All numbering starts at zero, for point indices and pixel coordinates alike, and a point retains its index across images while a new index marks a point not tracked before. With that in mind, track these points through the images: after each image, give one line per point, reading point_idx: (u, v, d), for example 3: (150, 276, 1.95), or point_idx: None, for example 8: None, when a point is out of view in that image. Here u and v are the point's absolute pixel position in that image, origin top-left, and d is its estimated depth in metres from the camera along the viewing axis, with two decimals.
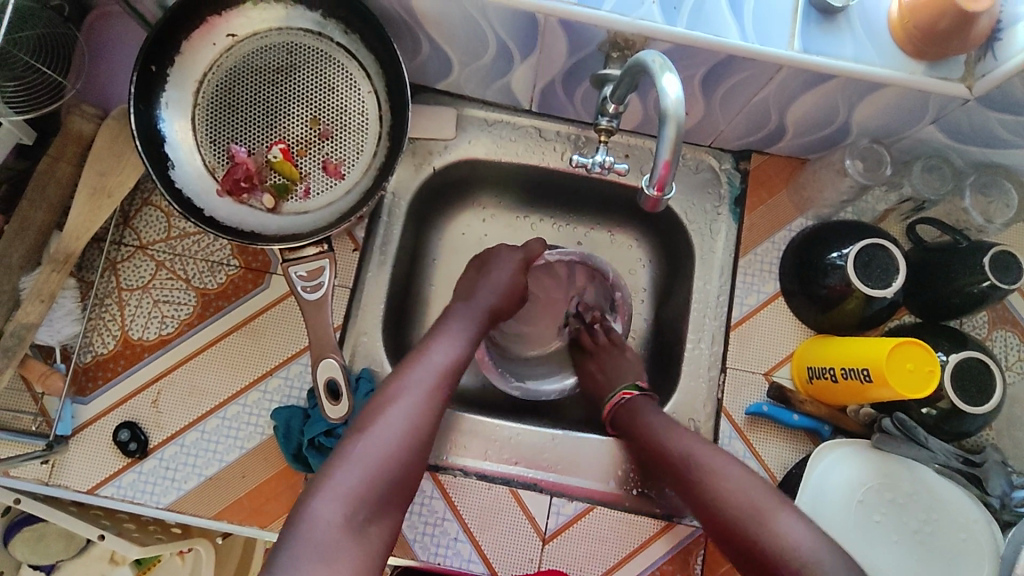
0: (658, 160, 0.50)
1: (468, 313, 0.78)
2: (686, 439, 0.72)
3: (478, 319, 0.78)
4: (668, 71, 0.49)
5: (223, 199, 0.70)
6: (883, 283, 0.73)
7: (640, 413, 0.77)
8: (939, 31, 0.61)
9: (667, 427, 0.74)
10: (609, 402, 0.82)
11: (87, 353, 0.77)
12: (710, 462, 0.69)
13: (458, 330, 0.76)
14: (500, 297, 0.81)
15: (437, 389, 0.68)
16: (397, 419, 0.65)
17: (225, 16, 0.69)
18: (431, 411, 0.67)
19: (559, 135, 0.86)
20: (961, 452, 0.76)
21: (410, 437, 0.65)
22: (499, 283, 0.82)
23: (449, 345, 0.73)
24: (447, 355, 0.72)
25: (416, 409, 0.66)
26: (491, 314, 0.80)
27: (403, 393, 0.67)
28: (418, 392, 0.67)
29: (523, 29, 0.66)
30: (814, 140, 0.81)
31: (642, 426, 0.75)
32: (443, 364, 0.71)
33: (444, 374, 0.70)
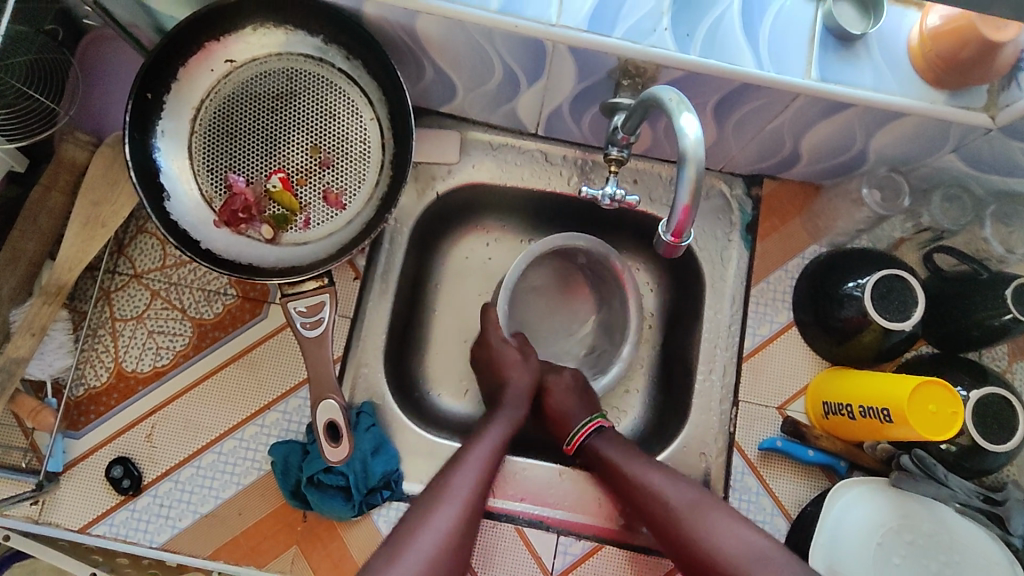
0: (677, 204, 0.48)
1: (511, 410, 0.77)
2: (669, 483, 0.69)
3: (509, 407, 0.78)
4: (686, 110, 0.47)
5: (220, 231, 0.68)
6: (902, 315, 0.71)
7: (613, 450, 0.74)
8: (962, 60, 0.58)
9: (644, 467, 0.71)
10: (572, 438, 0.78)
11: (79, 386, 0.75)
12: (699, 508, 0.66)
13: (496, 428, 0.74)
14: (530, 374, 0.80)
15: (476, 492, 0.66)
16: (438, 526, 0.62)
17: (222, 42, 0.66)
18: (470, 518, 0.65)
19: (565, 160, 0.83)
20: (983, 489, 0.74)
21: (451, 544, 0.62)
22: (524, 361, 0.81)
23: (487, 445, 0.72)
24: (485, 457, 0.70)
25: (455, 516, 0.64)
26: (525, 397, 0.79)
27: (443, 499, 0.65)
28: (457, 497, 0.65)
29: (530, 55, 0.64)
30: (829, 167, 0.79)
31: (617, 464, 0.72)
32: (481, 467, 0.69)
33: (484, 480, 0.68)
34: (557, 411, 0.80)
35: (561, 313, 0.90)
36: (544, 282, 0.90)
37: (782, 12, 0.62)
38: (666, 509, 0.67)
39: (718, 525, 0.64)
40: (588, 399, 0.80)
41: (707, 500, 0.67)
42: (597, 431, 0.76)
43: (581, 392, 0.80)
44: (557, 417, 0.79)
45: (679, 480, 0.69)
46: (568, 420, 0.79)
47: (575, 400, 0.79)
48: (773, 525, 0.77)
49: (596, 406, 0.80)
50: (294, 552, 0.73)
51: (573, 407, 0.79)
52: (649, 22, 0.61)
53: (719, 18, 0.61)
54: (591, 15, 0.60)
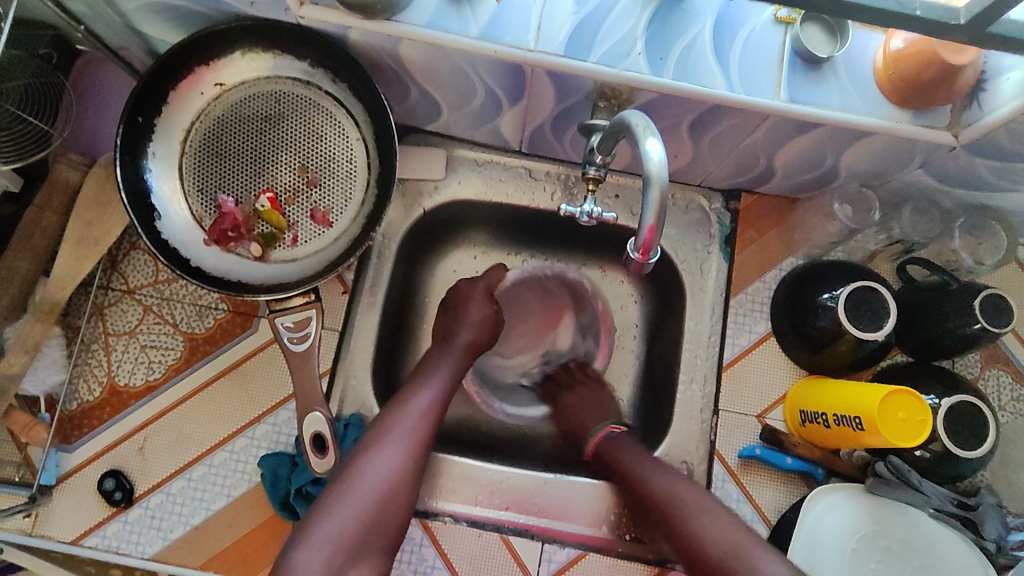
0: (643, 224, 0.51)
1: (451, 354, 0.78)
2: (670, 481, 0.70)
3: (463, 354, 0.79)
4: (652, 134, 0.49)
5: (210, 249, 0.70)
6: (874, 326, 0.73)
7: (623, 453, 0.76)
8: (924, 81, 0.61)
9: (649, 466, 0.72)
10: (591, 441, 0.80)
11: (72, 401, 0.77)
12: (691, 504, 0.67)
13: (441, 372, 0.76)
14: (490, 332, 0.82)
15: (422, 435, 0.69)
16: (384, 466, 0.65)
17: (212, 66, 0.68)
18: (415, 458, 0.68)
19: (549, 175, 0.86)
20: (956, 494, 0.75)
21: (395, 485, 0.65)
22: (491, 323, 0.82)
23: (431, 388, 0.73)
24: (429, 398, 0.72)
25: (400, 457, 0.67)
26: (481, 348, 0.81)
27: (388, 439, 0.67)
28: (400, 439, 0.68)
29: (510, 77, 0.66)
30: (803, 182, 0.81)
31: (625, 464, 0.74)
32: (427, 411, 0.71)
33: (428, 423, 0.70)
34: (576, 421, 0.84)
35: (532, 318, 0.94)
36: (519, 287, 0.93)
37: (753, 34, 0.65)
38: (666, 504, 0.68)
39: (710, 520, 0.65)
40: (604, 409, 0.84)
41: (703, 496, 0.68)
42: (611, 436, 0.79)
43: (599, 404, 0.84)
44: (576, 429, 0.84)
45: (678, 477, 0.71)
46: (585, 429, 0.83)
47: (593, 412, 0.83)
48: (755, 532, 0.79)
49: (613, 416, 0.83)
50: None
51: (592, 418, 0.83)
52: (623, 47, 0.63)
53: (692, 41, 0.64)
54: (568, 40, 0.63)
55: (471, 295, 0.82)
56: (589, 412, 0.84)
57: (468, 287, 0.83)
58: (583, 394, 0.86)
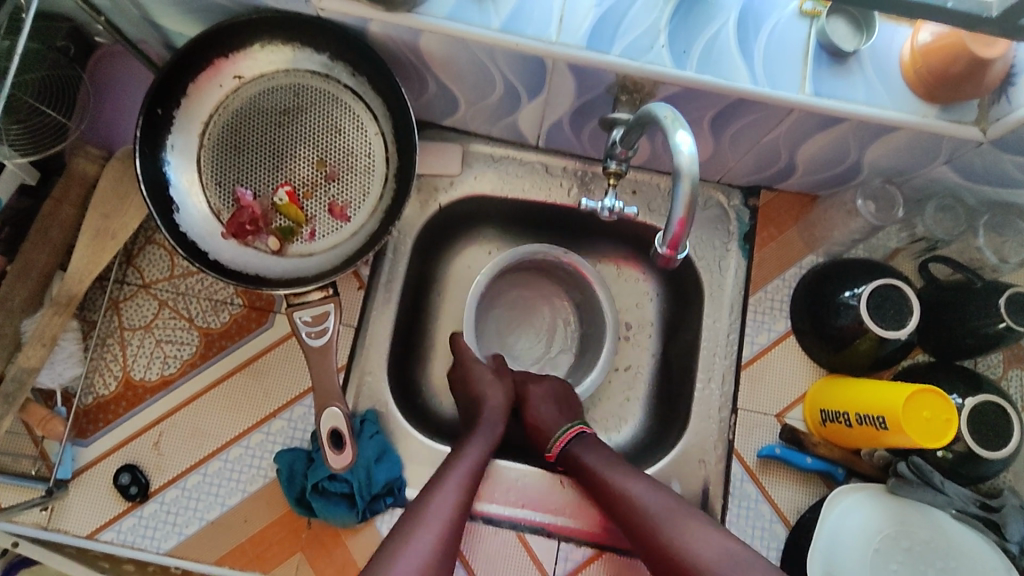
0: (672, 218, 0.50)
1: (489, 427, 0.77)
2: (650, 492, 0.70)
3: (493, 425, 0.78)
4: (681, 127, 0.49)
5: (228, 243, 0.70)
6: (897, 325, 0.72)
7: (595, 458, 0.75)
8: (952, 74, 0.60)
9: (623, 476, 0.72)
10: (555, 442, 0.78)
11: (88, 395, 0.77)
12: (676, 515, 0.67)
13: (476, 445, 0.75)
14: (503, 392, 0.81)
15: (453, 517, 0.67)
16: (415, 555, 0.63)
17: (232, 58, 0.68)
18: (447, 542, 0.66)
19: (565, 171, 0.85)
20: (979, 496, 0.74)
21: (431, 571, 0.63)
22: (495, 377, 0.81)
23: (466, 464, 0.72)
24: (465, 475, 0.71)
25: (431, 546, 0.64)
26: (502, 412, 0.79)
27: (423, 522, 0.66)
28: (434, 524, 0.66)
29: (531, 71, 0.65)
30: (825, 179, 0.81)
31: (598, 471, 0.73)
32: (458, 493, 0.69)
33: (463, 502, 0.69)
34: (538, 417, 0.81)
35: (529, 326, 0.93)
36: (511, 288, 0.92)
37: (777, 28, 0.64)
38: (644, 518, 0.68)
39: (695, 538, 0.65)
40: (570, 405, 0.81)
41: (687, 509, 0.68)
42: (578, 437, 0.78)
43: (564, 399, 0.81)
44: (536, 425, 0.80)
45: (657, 486, 0.71)
46: (548, 427, 0.80)
47: (558, 409, 0.80)
48: (773, 531, 0.79)
49: (579, 412, 0.81)
50: (299, 559, 0.75)
51: (556, 413, 0.80)
52: (647, 39, 0.62)
53: (716, 34, 0.63)
54: (590, 33, 0.62)
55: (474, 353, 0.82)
56: (550, 407, 0.80)
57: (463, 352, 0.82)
58: (547, 387, 0.83)
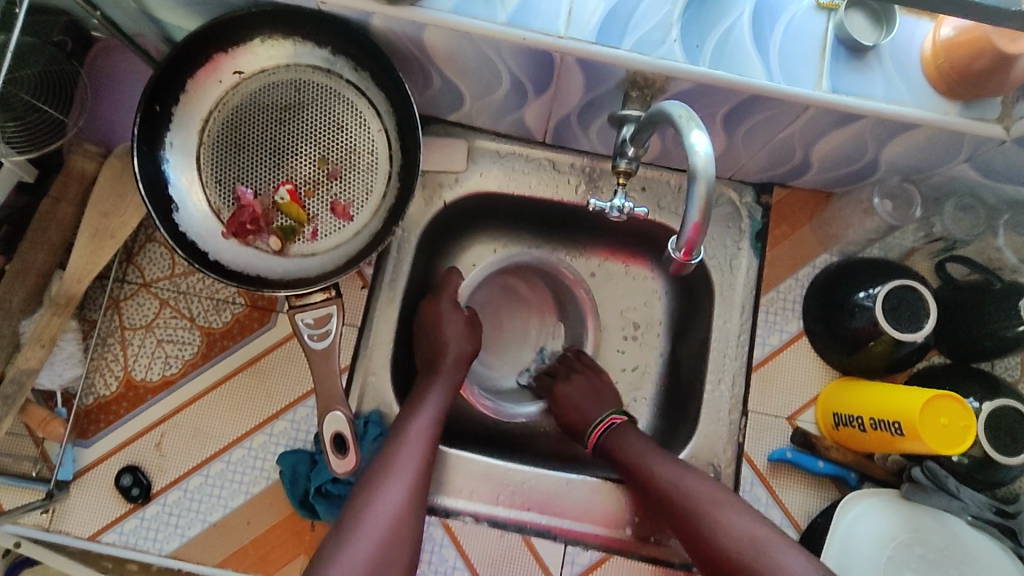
0: (687, 222, 0.49)
1: (448, 372, 0.77)
2: (689, 478, 0.68)
3: (454, 370, 0.78)
4: (696, 127, 0.47)
5: (228, 242, 0.68)
6: (913, 326, 0.70)
7: (632, 444, 0.74)
8: (975, 71, 0.57)
9: (661, 462, 0.71)
10: (592, 431, 0.78)
11: (89, 395, 0.76)
12: (713, 502, 0.65)
13: (436, 390, 0.75)
14: (471, 344, 0.80)
15: (420, 467, 0.68)
16: (386, 505, 0.64)
17: (231, 53, 0.66)
18: (417, 493, 0.66)
19: (573, 168, 0.83)
20: (995, 502, 0.72)
21: (401, 523, 0.64)
22: (466, 329, 0.80)
23: (427, 411, 0.72)
24: (427, 422, 0.71)
25: (403, 495, 0.65)
26: (465, 360, 0.79)
27: (390, 474, 0.66)
28: (402, 473, 0.66)
29: (538, 65, 0.63)
30: (840, 176, 0.78)
31: (636, 457, 0.72)
32: (424, 437, 0.70)
33: (428, 449, 0.69)
34: (574, 412, 0.81)
35: (520, 322, 0.92)
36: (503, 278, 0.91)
37: (794, 21, 0.62)
38: (683, 501, 0.67)
39: (731, 519, 0.63)
40: (604, 399, 0.82)
41: (723, 493, 0.66)
42: (612, 427, 0.77)
43: (597, 391, 0.82)
44: (575, 419, 0.81)
45: (694, 472, 0.69)
46: (585, 418, 0.80)
47: (590, 400, 0.81)
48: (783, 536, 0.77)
49: (613, 404, 0.81)
50: (303, 561, 0.74)
51: (591, 407, 0.80)
52: (658, 34, 0.60)
53: (731, 27, 0.61)
54: (600, 27, 0.60)
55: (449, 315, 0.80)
56: (585, 401, 0.81)
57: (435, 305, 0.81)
58: (579, 381, 0.83)
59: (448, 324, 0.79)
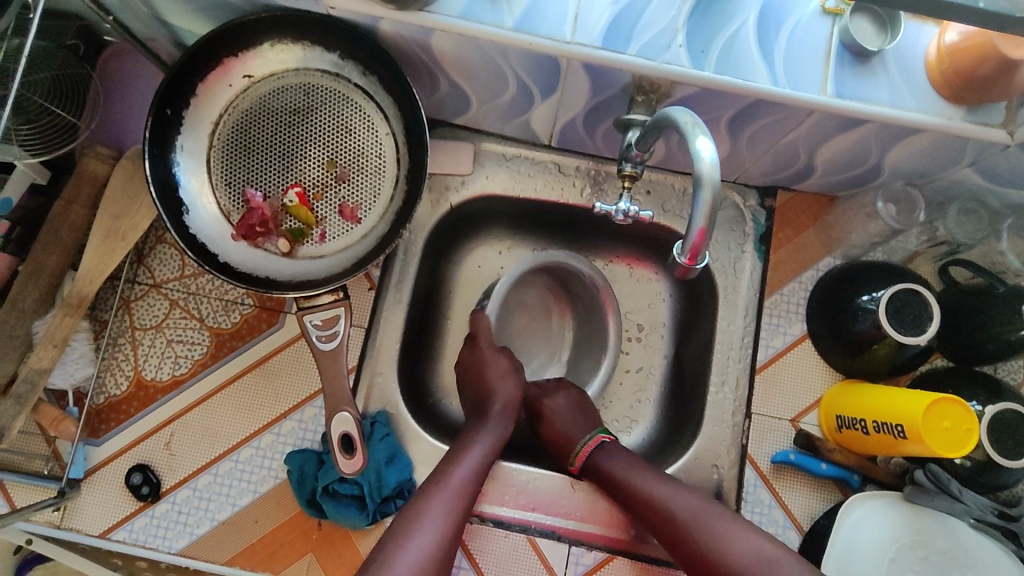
0: (692, 227, 0.49)
1: (496, 422, 0.76)
2: (682, 497, 0.69)
3: (501, 421, 0.76)
4: (701, 132, 0.48)
5: (238, 244, 0.69)
6: (917, 329, 0.70)
7: (619, 463, 0.74)
8: (979, 76, 0.58)
9: (649, 479, 0.71)
10: (577, 453, 0.77)
11: (99, 394, 0.76)
12: (708, 516, 0.67)
13: (479, 443, 0.73)
14: (516, 387, 0.80)
15: (454, 519, 0.66)
16: (415, 553, 0.62)
17: (241, 57, 0.67)
18: (447, 544, 0.64)
19: (579, 171, 0.84)
20: (998, 505, 0.72)
21: (430, 572, 0.62)
22: (510, 370, 0.80)
23: (467, 463, 0.71)
24: (465, 474, 0.69)
25: (432, 542, 0.63)
26: (512, 407, 0.78)
27: (420, 522, 0.64)
28: (433, 523, 0.65)
29: (545, 70, 0.64)
30: (844, 180, 0.79)
31: (621, 476, 0.73)
32: (461, 489, 0.68)
33: (464, 502, 0.67)
34: (557, 431, 0.79)
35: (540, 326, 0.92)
36: (534, 285, 0.91)
37: (799, 27, 0.62)
38: (674, 518, 0.68)
39: (731, 534, 0.65)
40: (589, 414, 0.80)
41: (721, 515, 0.67)
42: (599, 447, 0.76)
43: (581, 407, 0.80)
44: (558, 440, 0.79)
45: (684, 488, 0.70)
46: (569, 438, 0.78)
47: (576, 418, 0.79)
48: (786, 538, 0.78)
49: (596, 420, 0.80)
50: (310, 559, 0.75)
51: (574, 424, 0.78)
52: (664, 39, 0.61)
53: (735, 33, 0.61)
54: (606, 33, 0.60)
55: (495, 357, 0.80)
56: (569, 419, 0.79)
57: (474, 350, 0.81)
58: (563, 398, 0.81)
59: (493, 365, 0.79)
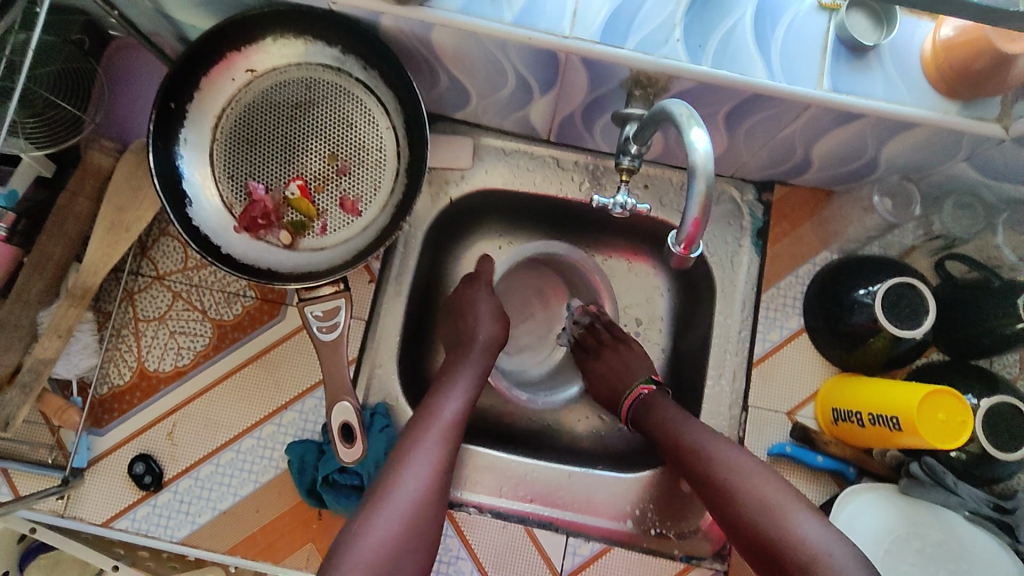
0: (687, 217, 0.50)
1: (478, 354, 0.78)
2: (710, 441, 0.68)
3: (483, 354, 0.78)
4: (696, 124, 0.48)
5: (240, 236, 0.70)
6: (912, 323, 0.71)
7: (665, 410, 0.74)
8: (975, 71, 0.58)
9: (693, 426, 0.70)
10: (626, 399, 0.79)
11: (103, 385, 0.78)
12: (742, 467, 0.64)
13: (465, 376, 0.75)
14: (500, 329, 0.81)
15: (448, 448, 0.68)
16: (414, 476, 0.64)
17: (244, 52, 0.68)
18: (443, 470, 0.66)
19: (577, 165, 0.84)
20: (993, 497, 0.72)
21: (428, 496, 0.64)
22: (496, 316, 0.81)
23: (456, 397, 0.72)
24: (456, 406, 0.71)
25: (429, 468, 0.65)
26: (492, 347, 0.79)
27: (416, 450, 0.66)
28: (429, 448, 0.66)
29: (544, 64, 0.65)
30: (840, 175, 0.79)
31: (668, 422, 0.72)
32: (452, 421, 0.70)
33: (454, 430, 0.69)
34: (608, 384, 0.82)
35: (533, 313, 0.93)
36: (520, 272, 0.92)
37: (795, 21, 0.63)
38: (707, 467, 0.66)
39: (756, 484, 0.63)
40: (636, 367, 0.81)
41: (748, 459, 0.65)
42: (648, 394, 0.77)
43: (630, 361, 0.82)
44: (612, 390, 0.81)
45: (717, 437, 0.68)
46: (618, 391, 0.81)
47: (625, 371, 0.81)
48: None
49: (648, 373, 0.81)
50: (310, 549, 0.75)
51: (622, 379, 0.81)
52: (661, 34, 0.61)
53: (732, 27, 0.62)
54: (604, 27, 0.61)
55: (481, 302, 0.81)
56: (618, 374, 0.81)
57: (473, 286, 0.83)
58: (610, 355, 0.83)
59: (479, 307, 0.80)
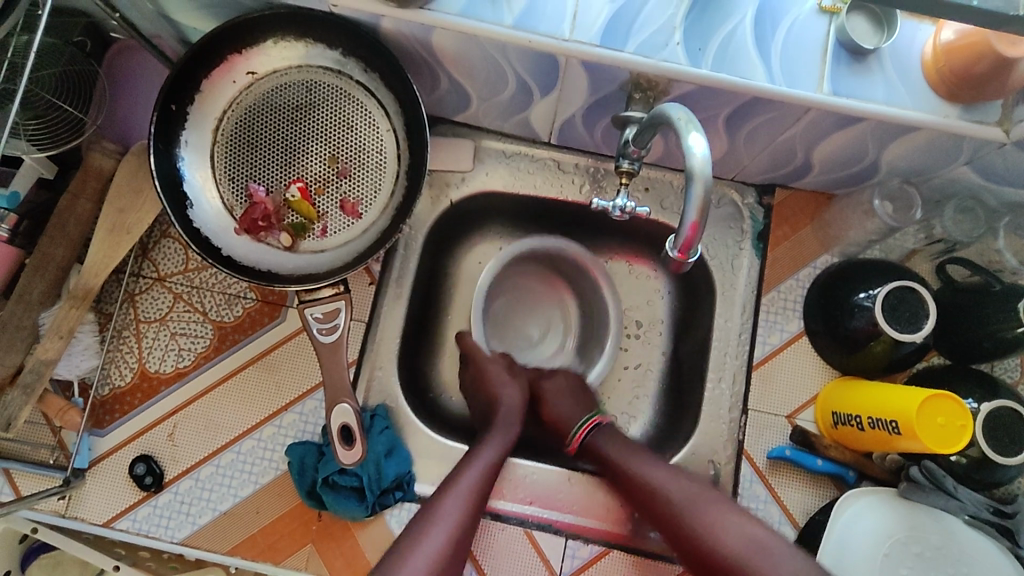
0: (686, 221, 0.50)
1: (504, 423, 0.77)
2: (674, 479, 0.71)
3: (508, 426, 0.77)
4: (693, 128, 0.49)
5: (241, 238, 0.70)
6: (913, 327, 0.70)
7: (612, 449, 0.75)
8: (975, 74, 0.58)
9: (645, 465, 0.72)
10: (574, 435, 0.78)
11: (105, 386, 0.78)
12: (702, 501, 0.68)
13: (492, 446, 0.74)
14: (519, 391, 0.80)
15: (465, 522, 0.67)
16: (424, 553, 0.63)
17: (245, 54, 0.68)
18: (457, 549, 0.65)
19: (577, 168, 0.84)
20: (992, 501, 0.72)
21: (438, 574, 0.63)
22: (509, 375, 0.81)
23: (479, 466, 0.71)
24: (477, 479, 0.70)
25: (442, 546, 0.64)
26: (517, 411, 0.79)
27: (432, 525, 0.65)
28: (443, 526, 0.65)
29: (544, 68, 0.65)
30: (841, 178, 0.79)
31: (618, 461, 0.74)
32: (471, 492, 0.69)
33: (474, 504, 0.68)
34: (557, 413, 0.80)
35: (534, 309, 0.92)
36: (518, 269, 0.91)
37: (796, 24, 0.63)
38: (666, 505, 0.69)
39: (724, 520, 0.65)
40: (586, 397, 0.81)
41: (705, 491, 0.69)
42: (597, 428, 0.77)
43: (580, 390, 0.82)
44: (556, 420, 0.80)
45: (678, 473, 0.72)
46: (567, 421, 0.79)
47: (574, 400, 0.80)
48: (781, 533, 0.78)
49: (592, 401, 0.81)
50: (310, 551, 0.76)
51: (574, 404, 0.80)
52: (661, 37, 0.61)
53: (732, 31, 0.62)
54: (604, 30, 0.61)
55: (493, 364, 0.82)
56: (569, 402, 0.80)
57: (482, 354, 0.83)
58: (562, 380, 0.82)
59: (494, 370, 0.81)
